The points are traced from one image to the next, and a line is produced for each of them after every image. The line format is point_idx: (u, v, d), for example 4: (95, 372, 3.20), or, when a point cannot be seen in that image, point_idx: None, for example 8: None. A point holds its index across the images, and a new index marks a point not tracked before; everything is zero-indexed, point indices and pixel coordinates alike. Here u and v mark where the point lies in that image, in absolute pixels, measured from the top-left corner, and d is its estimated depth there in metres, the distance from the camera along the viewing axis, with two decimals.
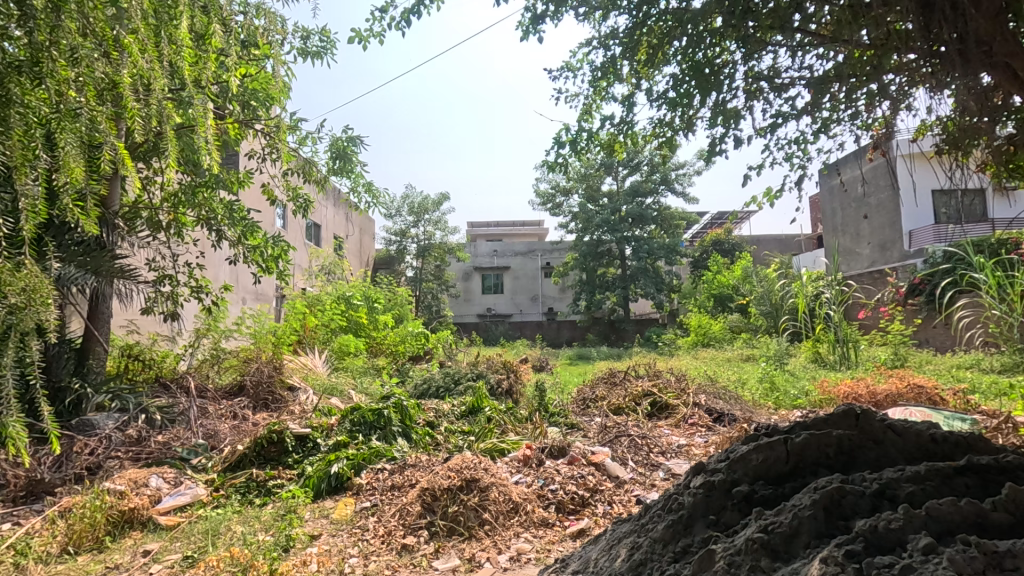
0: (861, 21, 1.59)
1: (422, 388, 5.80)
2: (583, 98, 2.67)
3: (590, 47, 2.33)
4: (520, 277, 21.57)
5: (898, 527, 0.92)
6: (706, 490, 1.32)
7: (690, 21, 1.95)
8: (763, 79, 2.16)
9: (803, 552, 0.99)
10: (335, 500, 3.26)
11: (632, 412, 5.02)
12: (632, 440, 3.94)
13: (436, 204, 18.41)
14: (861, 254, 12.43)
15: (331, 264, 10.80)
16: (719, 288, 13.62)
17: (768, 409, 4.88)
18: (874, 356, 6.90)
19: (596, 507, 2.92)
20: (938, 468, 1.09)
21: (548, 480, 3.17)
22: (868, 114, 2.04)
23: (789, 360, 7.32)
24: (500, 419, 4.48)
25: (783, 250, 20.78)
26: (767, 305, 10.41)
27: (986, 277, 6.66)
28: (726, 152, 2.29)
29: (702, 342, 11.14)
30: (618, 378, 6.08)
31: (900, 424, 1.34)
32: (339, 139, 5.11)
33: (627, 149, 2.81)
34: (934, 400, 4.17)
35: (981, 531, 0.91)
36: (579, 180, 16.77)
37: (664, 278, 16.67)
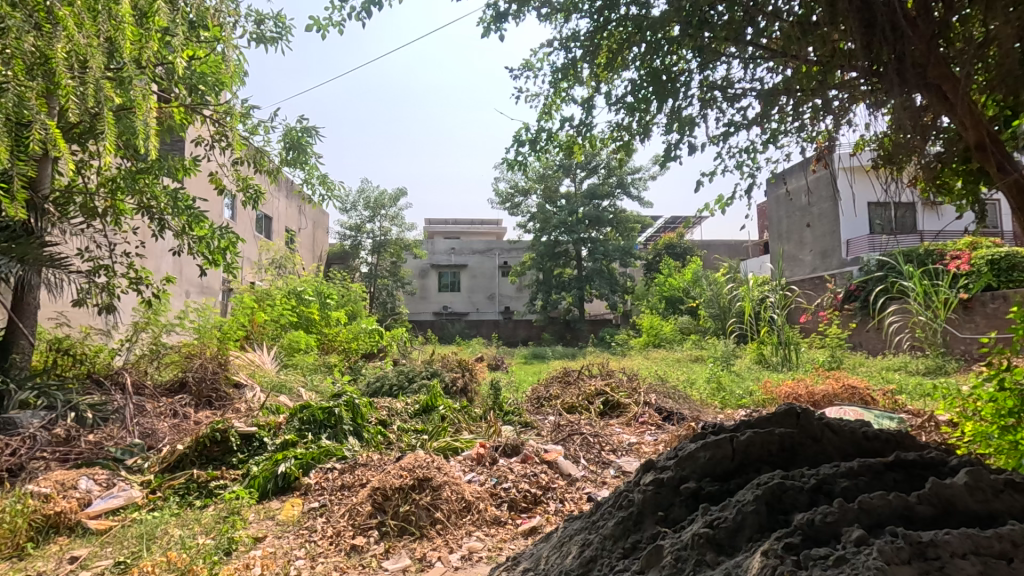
0: (809, 38, 1.67)
1: (375, 386, 5.70)
2: (543, 97, 2.68)
3: (551, 47, 2.34)
4: (477, 276, 21.51)
5: (833, 521, 0.96)
6: (655, 486, 1.35)
7: (648, 28, 2.00)
8: (717, 88, 2.23)
9: (746, 545, 1.03)
10: (281, 501, 3.16)
11: (585, 411, 5.10)
12: (584, 438, 4.00)
13: (393, 199, 18.12)
14: (804, 261, 13.06)
15: (282, 258, 10.46)
16: (671, 290, 14.01)
17: (715, 408, 5.06)
18: (812, 358, 7.25)
19: (547, 504, 2.94)
20: (869, 464, 1.15)
21: (501, 479, 3.17)
22: (812, 128, 2.13)
23: (735, 361, 7.61)
24: (454, 418, 4.45)
25: (733, 254, 21.94)
26: (715, 308, 10.78)
27: (914, 285, 7.11)
28: (681, 157, 2.34)
29: (653, 343, 11.42)
30: (572, 377, 6.16)
31: (836, 422, 1.40)
32: (293, 128, 4.95)
33: (585, 151, 2.84)
34: (866, 400, 4.43)
35: (907, 523, 0.96)
36: (538, 181, 16.87)
37: (618, 279, 16.98)
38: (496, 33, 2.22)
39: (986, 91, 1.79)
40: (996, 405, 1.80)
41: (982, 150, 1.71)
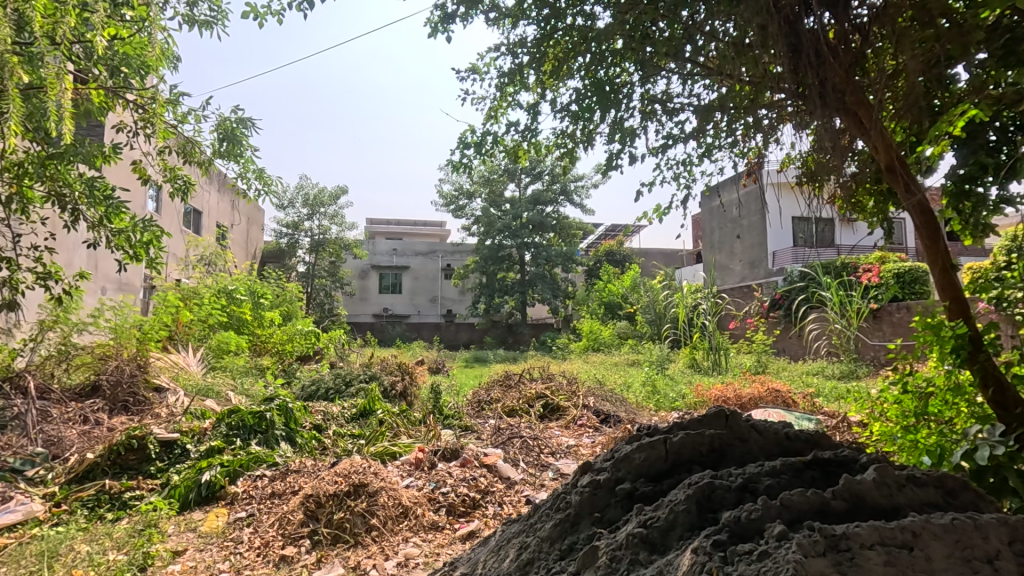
0: (742, 59, 1.76)
1: (310, 390, 5.51)
2: (489, 101, 2.69)
3: (498, 52, 2.36)
4: (419, 278, 21.25)
5: (757, 517, 1.01)
6: (592, 488, 1.37)
7: (593, 40, 2.05)
8: (657, 101, 2.32)
9: (676, 543, 1.07)
10: (204, 512, 2.99)
11: (525, 414, 5.15)
12: (524, 442, 4.03)
13: (333, 197, 17.60)
14: (733, 270, 13.74)
15: (211, 255, 9.89)
16: (610, 296, 14.39)
17: (650, 410, 5.24)
18: (740, 363, 7.63)
19: (486, 508, 2.93)
20: (791, 463, 1.21)
21: (440, 484, 3.13)
22: (744, 144, 2.25)
23: (668, 366, 7.89)
24: (393, 422, 4.37)
25: (668, 262, 23.10)
26: (651, 314, 11.14)
27: (832, 295, 7.63)
28: (622, 166, 2.42)
29: (592, 347, 11.66)
30: (513, 381, 6.18)
31: (762, 423, 1.47)
32: (227, 119, 4.71)
33: (530, 157, 2.87)
34: (788, 402, 4.70)
35: (823, 517, 1.02)
36: (482, 184, 16.88)
37: (560, 285, 17.23)
38: (443, 34, 2.20)
39: (895, 119, 1.94)
40: (901, 406, 1.96)
41: (891, 172, 1.87)
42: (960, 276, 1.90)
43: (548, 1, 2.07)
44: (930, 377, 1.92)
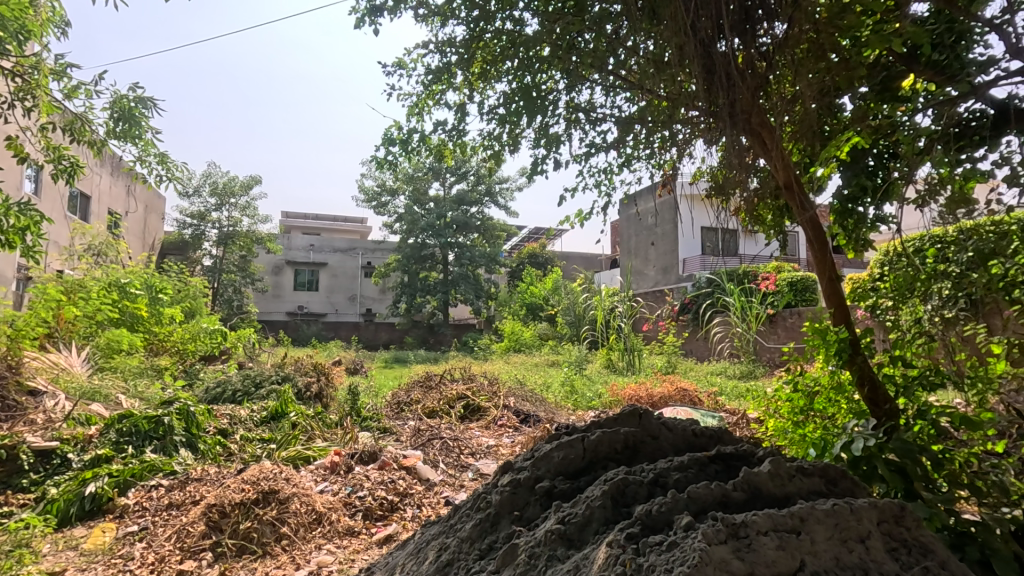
0: (660, 75, 1.88)
1: (214, 392, 5.14)
2: (415, 97, 2.65)
3: (426, 49, 2.33)
4: (337, 275, 20.51)
5: (667, 509, 1.07)
6: (512, 487, 1.40)
7: (521, 45, 2.08)
8: (581, 110, 2.39)
9: (592, 537, 1.11)
10: (88, 527, 2.72)
11: (445, 415, 5.12)
12: (444, 443, 4.01)
13: (245, 187, 16.55)
14: (648, 275, 14.41)
15: (101, 244, 8.98)
16: (532, 297, 14.62)
17: (568, 409, 5.39)
18: (652, 364, 8.01)
19: (404, 511, 2.86)
20: (696, 458, 1.29)
21: (357, 488, 3.04)
22: (660, 156, 2.39)
23: (586, 367, 8.15)
24: (306, 425, 4.19)
25: (589, 266, 23.96)
26: (571, 316, 11.44)
27: (734, 300, 8.21)
28: (546, 170, 2.48)
29: (514, 347, 11.78)
30: (434, 381, 6.12)
31: (671, 421, 1.55)
32: (124, 96, 4.31)
33: (456, 156, 2.86)
34: (695, 401, 5.01)
35: (724, 507, 1.10)
36: (406, 182, 16.58)
37: (483, 286, 17.25)
38: (370, 26, 2.15)
39: (792, 141, 2.13)
40: (792, 405, 2.14)
41: (788, 189, 2.05)
42: (843, 286, 2.12)
43: (478, 3, 2.07)
44: (817, 377, 2.11)
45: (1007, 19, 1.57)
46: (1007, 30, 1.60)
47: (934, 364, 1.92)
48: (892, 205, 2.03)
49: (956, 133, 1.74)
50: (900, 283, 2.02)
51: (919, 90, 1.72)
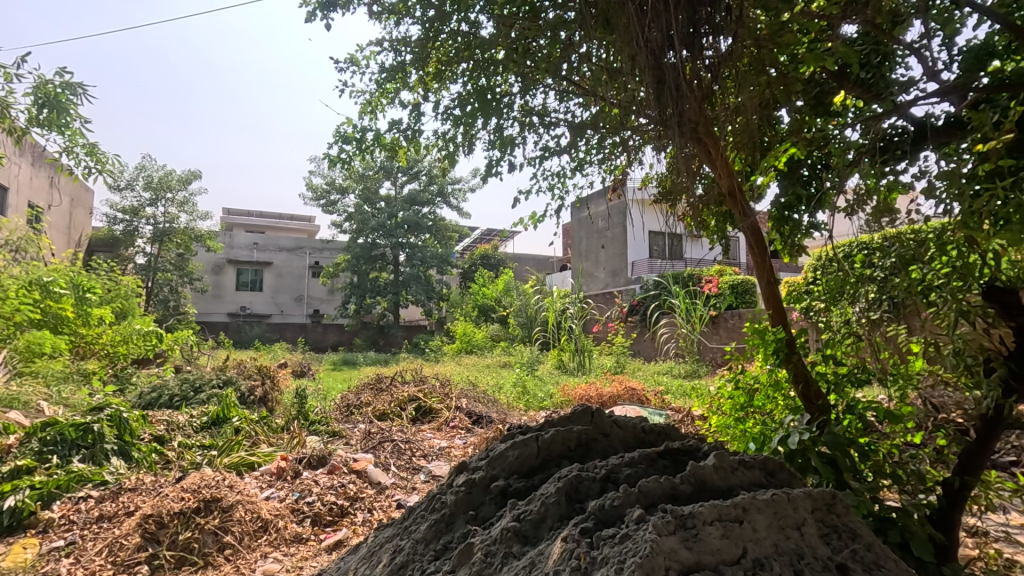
0: (612, 82, 1.95)
1: (149, 397, 4.87)
2: (368, 95, 2.62)
3: (380, 47, 2.31)
4: (283, 275, 19.86)
5: (619, 503, 1.10)
6: (467, 487, 1.41)
7: (477, 47, 2.10)
8: (536, 114, 2.43)
9: (547, 533, 1.13)
10: (7, 545, 2.52)
11: (397, 417, 5.06)
12: (396, 446, 3.96)
13: (184, 181, 15.74)
14: (598, 278, 14.69)
15: (20, 240, 8.33)
16: (484, 299, 14.63)
17: (520, 410, 5.44)
18: (602, 364, 8.19)
19: (355, 515, 2.81)
20: (646, 453, 1.34)
21: (304, 493, 2.96)
22: (612, 162, 2.46)
23: (537, 367, 8.24)
24: (250, 429, 4.04)
25: (540, 268, 24.22)
26: (523, 317, 11.52)
27: (680, 302, 8.51)
28: (501, 172, 2.50)
29: (466, 349, 11.75)
30: (385, 384, 6.03)
31: (622, 419, 1.59)
32: (49, 81, 4.02)
33: (410, 155, 2.84)
34: (643, 400, 5.17)
35: (672, 500, 1.14)
36: (356, 180, 16.24)
37: (435, 287, 17.11)
38: (323, 20, 2.11)
39: (735, 150, 2.23)
40: (733, 402, 2.27)
41: (731, 196, 2.16)
42: (781, 288, 2.23)
43: (434, 3, 2.07)
44: (756, 376, 2.24)
45: (924, 44, 1.72)
46: (925, 54, 1.74)
47: (861, 362, 2.06)
48: (825, 214, 2.17)
49: (881, 147, 1.89)
50: (831, 287, 2.16)
51: (848, 106, 1.85)
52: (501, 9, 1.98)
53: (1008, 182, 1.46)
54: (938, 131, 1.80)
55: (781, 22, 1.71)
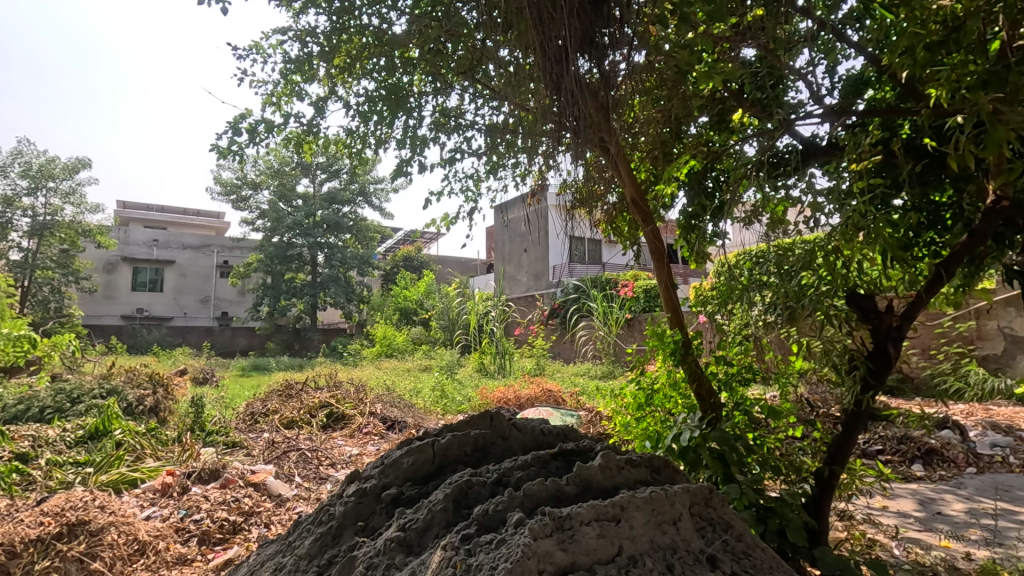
0: (522, 88, 1.96)
1: (13, 411, 4.33)
2: (271, 86, 2.48)
3: (284, 36, 2.20)
4: (187, 274, 18.50)
5: (502, 508, 1.10)
6: (357, 497, 1.36)
7: (387, 45, 2.05)
8: (448, 114, 2.41)
9: (432, 542, 1.11)
10: None
11: (306, 425, 4.83)
12: (301, 455, 3.78)
13: (69, 169, 14.31)
14: (520, 281, 14.81)
15: None
16: (405, 302, 14.36)
17: (437, 414, 5.37)
18: (522, 366, 8.29)
19: (249, 532, 2.64)
20: (539, 456, 1.34)
21: (192, 510, 2.75)
22: (524, 166, 2.48)
23: (457, 371, 8.20)
24: (134, 443, 3.71)
25: (464, 271, 24.13)
26: (445, 320, 11.42)
27: (598, 306, 8.77)
28: (412, 173, 2.46)
29: (385, 352, 11.48)
30: (295, 390, 5.74)
31: (522, 421, 1.57)
32: None
33: (317, 151, 2.72)
34: (559, 401, 5.28)
35: (556, 502, 1.15)
36: (271, 176, 15.45)
37: (355, 288, 16.57)
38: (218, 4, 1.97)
39: (640, 158, 2.32)
40: (636, 401, 2.33)
41: (634, 204, 2.24)
42: (680, 293, 2.33)
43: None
44: (658, 376, 2.31)
45: (811, 70, 1.88)
46: (811, 78, 1.91)
47: (749, 362, 2.20)
48: (724, 222, 2.29)
49: (773, 162, 2.04)
50: (724, 291, 2.28)
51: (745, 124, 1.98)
52: (416, 9, 1.95)
53: (867, 198, 1.61)
54: (819, 150, 1.98)
55: (687, 42, 1.80)
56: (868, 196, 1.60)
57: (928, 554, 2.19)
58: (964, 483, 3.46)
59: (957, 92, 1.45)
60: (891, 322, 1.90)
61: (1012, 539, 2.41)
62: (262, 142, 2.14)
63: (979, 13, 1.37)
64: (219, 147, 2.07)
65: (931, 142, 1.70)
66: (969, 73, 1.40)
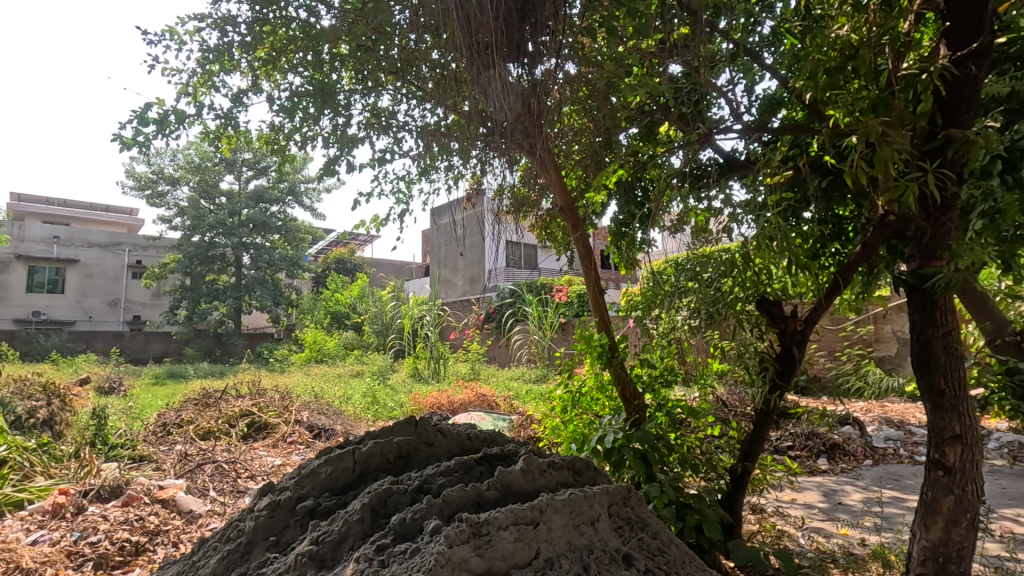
0: (452, 92, 1.94)
1: None
2: (186, 75, 2.33)
3: (201, 23, 2.07)
4: (94, 274, 17.07)
5: (420, 516, 1.08)
6: (270, 510, 1.29)
7: (314, 39, 1.98)
8: (380, 114, 2.35)
9: (346, 555, 1.07)
10: None
11: (224, 435, 4.56)
12: (218, 467, 3.57)
13: None
14: (456, 285, 14.71)
15: None
16: (337, 305, 13.93)
17: (368, 421, 5.22)
18: (457, 371, 8.24)
19: (154, 553, 2.44)
20: (462, 461, 1.32)
21: (88, 532, 2.52)
22: (457, 170, 2.46)
23: (390, 376, 8.04)
24: (21, 460, 3.35)
25: (399, 274, 23.69)
26: (378, 324, 11.17)
27: (533, 310, 8.87)
28: (340, 173, 2.38)
29: (315, 358, 11.06)
30: (212, 399, 5.40)
31: (449, 426, 1.55)
32: None
33: (237, 146, 2.58)
34: (492, 405, 5.30)
35: (476, 508, 1.14)
36: (191, 171, 14.54)
37: (284, 291, 15.89)
38: None
39: (572, 165, 2.37)
40: (564, 403, 2.36)
41: (565, 210, 2.27)
42: (608, 297, 2.38)
43: None
44: (586, 379, 2.35)
45: (731, 89, 2.00)
46: (731, 96, 2.02)
47: (671, 365, 2.28)
48: (655, 231, 2.33)
49: (696, 174, 2.14)
50: (649, 296, 2.36)
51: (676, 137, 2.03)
52: (347, 4, 1.90)
53: (778, 210, 1.72)
54: (737, 165, 2.09)
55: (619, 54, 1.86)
56: (780, 208, 1.71)
57: (828, 542, 2.36)
58: (862, 475, 3.76)
59: (853, 115, 1.58)
60: (795, 327, 2.03)
61: (899, 524, 2.65)
62: (173, 133, 2.00)
63: (871, 44, 1.49)
64: (122, 137, 1.91)
65: (832, 160, 1.84)
66: (862, 98, 1.51)
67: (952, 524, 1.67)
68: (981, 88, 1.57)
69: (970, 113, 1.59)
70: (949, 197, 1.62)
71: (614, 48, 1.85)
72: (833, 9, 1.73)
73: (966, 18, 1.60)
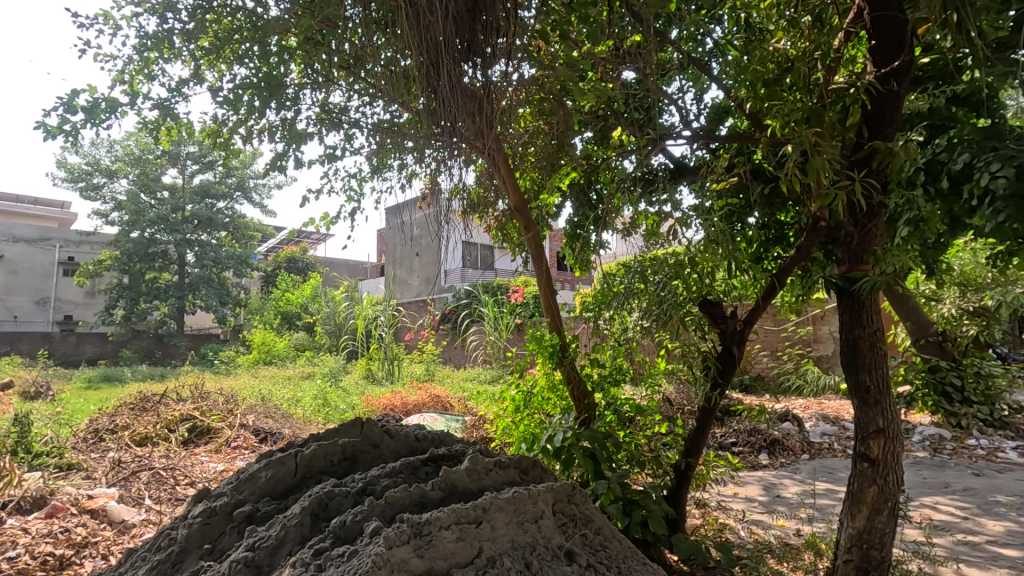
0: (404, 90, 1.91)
1: None
2: (122, 63, 2.22)
3: (139, 7, 1.97)
4: (19, 271, 15.94)
5: (361, 518, 1.06)
6: (205, 517, 1.25)
7: (262, 29, 1.92)
8: (331, 110, 2.30)
9: (283, 561, 1.04)
10: None
11: (162, 441, 4.35)
12: (155, 474, 3.40)
13: None
14: (412, 286, 14.53)
15: None
16: (288, 305, 13.52)
17: (318, 424, 5.09)
18: (411, 372, 8.14)
19: (80, 566, 2.30)
20: (408, 462, 1.31)
21: (6, 547, 2.35)
22: (410, 169, 2.44)
23: (343, 378, 7.87)
24: None
25: (352, 274, 23.19)
26: (331, 325, 10.91)
27: (489, 311, 8.86)
28: (288, 169, 2.32)
29: (264, 360, 10.70)
30: (150, 403, 5.14)
31: (396, 428, 1.53)
32: None
33: (178, 138, 2.47)
34: (446, 406, 5.27)
35: (420, 508, 1.13)
36: (131, 163, 13.81)
37: (231, 291, 15.30)
38: None
39: (527, 164, 2.38)
40: (515, 403, 2.38)
41: (518, 210, 2.27)
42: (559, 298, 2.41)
43: None
44: (537, 378, 2.37)
45: (680, 96, 2.06)
46: (681, 103, 2.08)
47: (620, 364, 2.33)
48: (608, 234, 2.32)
49: (646, 178, 2.20)
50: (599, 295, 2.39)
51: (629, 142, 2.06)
52: None
53: (719, 214, 1.78)
54: (685, 170, 2.17)
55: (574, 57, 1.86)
56: (722, 213, 1.77)
57: (766, 533, 2.47)
58: (799, 468, 3.94)
59: (789, 125, 1.65)
60: (734, 327, 2.11)
61: (831, 514, 2.79)
62: (104, 123, 1.90)
63: (806, 58, 1.57)
64: (47, 125, 1.80)
65: (771, 168, 1.92)
66: (797, 109, 1.59)
67: (875, 512, 1.78)
68: (901, 103, 1.67)
69: (892, 126, 1.68)
70: (874, 205, 1.72)
71: (567, 53, 1.87)
72: (772, 24, 1.81)
73: (889, 36, 1.67)
